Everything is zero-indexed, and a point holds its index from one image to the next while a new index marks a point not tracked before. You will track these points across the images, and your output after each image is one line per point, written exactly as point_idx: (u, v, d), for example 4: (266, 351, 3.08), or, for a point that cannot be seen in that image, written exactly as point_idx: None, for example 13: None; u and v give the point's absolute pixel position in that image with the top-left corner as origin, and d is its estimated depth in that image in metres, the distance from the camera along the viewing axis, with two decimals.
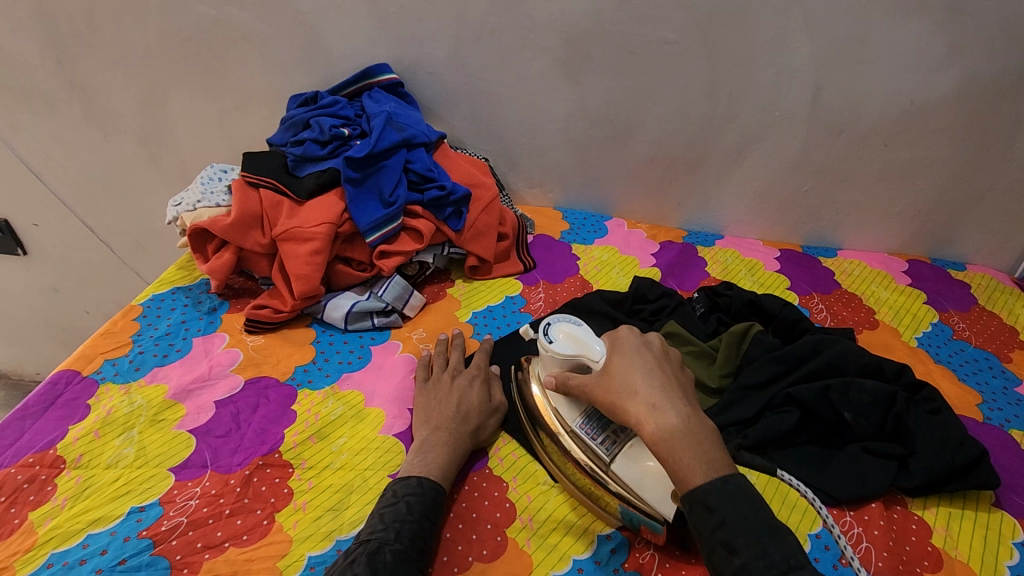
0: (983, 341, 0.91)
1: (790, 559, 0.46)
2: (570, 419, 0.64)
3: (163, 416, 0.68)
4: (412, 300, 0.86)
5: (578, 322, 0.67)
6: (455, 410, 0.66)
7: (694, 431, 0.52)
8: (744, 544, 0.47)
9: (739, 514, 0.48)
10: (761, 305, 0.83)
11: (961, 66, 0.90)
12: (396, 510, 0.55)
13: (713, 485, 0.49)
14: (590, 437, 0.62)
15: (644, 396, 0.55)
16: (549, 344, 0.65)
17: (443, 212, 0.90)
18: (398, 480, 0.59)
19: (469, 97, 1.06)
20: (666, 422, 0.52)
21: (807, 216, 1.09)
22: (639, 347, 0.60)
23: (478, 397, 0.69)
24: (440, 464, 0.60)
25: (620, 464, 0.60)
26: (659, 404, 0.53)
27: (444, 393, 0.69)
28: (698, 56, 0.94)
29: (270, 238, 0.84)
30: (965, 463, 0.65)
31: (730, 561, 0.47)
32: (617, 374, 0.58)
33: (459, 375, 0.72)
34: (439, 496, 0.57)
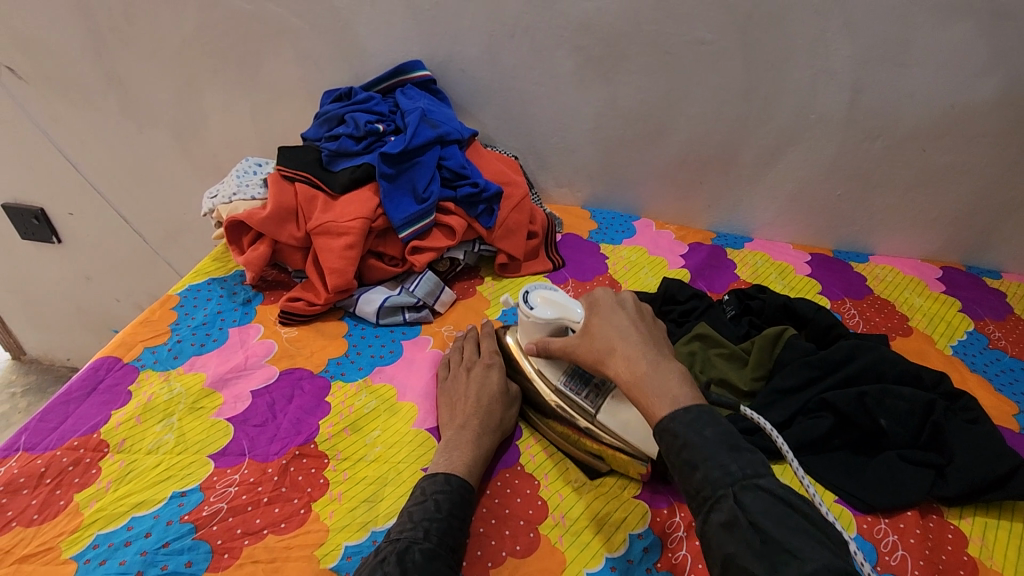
0: (1020, 350, 0.89)
1: (747, 470, 0.48)
2: (554, 380, 0.69)
3: (202, 404, 0.70)
4: (442, 296, 0.87)
5: (554, 289, 0.72)
6: (475, 405, 0.67)
7: (664, 374, 0.56)
8: (704, 460, 0.49)
9: (701, 437, 0.50)
10: (795, 309, 0.83)
11: (1003, 70, 0.88)
12: (424, 509, 0.55)
13: (676, 413, 0.52)
14: (575, 393, 0.68)
15: (621, 351, 0.59)
16: (530, 311, 0.70)
17: (475, 209, 0.90)
18: (426, 477, 0.59)
19: (501, 94, 1.06)
20: (638, 369, 0.57)
21: (839, 220, 1.08)
22: (614, 306, 0.64)
23: (497, 386, 0.70)
24: (466, 461, 0.61)
25: (604, 415, 0.66)
26: (632, 356, 0.58)
27: (463, 387, 0.70)
28: (734, 56, 0.94)
29: (304, 231, 0.85)
30: (1005, 474, 0.64)
31: (693, 477, 0.49)
32: (597, 334, 0.62)
33: (475, 365, 0.73)
34: (468, 494, 0.58)
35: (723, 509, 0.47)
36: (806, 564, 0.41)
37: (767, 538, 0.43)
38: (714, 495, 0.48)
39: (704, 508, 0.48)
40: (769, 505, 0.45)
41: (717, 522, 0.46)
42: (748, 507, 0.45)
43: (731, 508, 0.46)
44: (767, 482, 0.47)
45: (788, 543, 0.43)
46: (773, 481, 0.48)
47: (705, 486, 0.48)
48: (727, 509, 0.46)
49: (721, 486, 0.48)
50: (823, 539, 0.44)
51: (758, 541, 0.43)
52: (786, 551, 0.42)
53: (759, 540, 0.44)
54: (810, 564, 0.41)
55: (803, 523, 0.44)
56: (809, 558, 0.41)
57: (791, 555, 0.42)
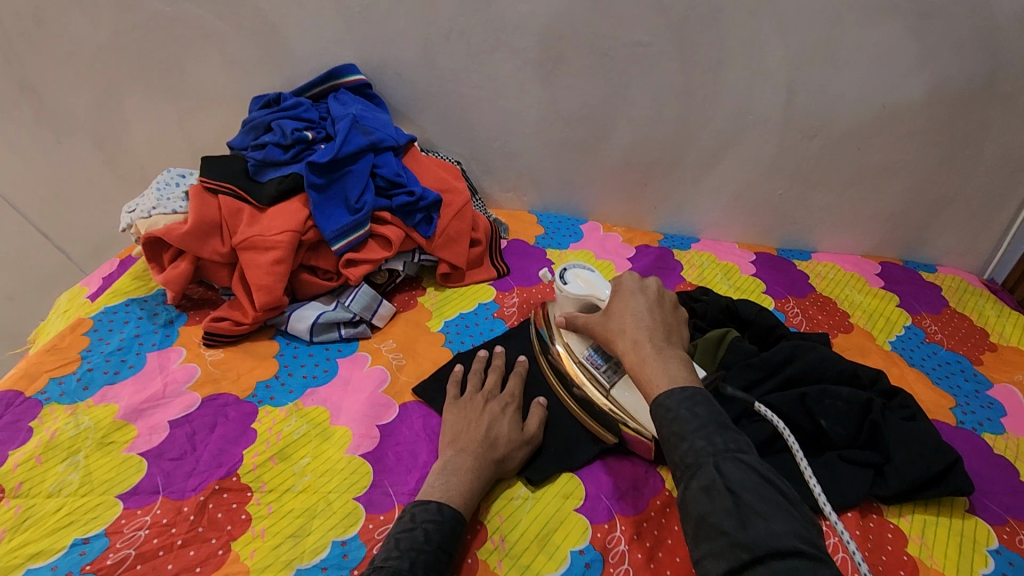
0: (955, 343, 0.91)
1: (730, 443, 0.48)
2: (580, 350, 0.72)
3: (112, 439, 0.64)
4: (380, 309, 0.83)
5: (591, 269, 0.76)
6: (483, 438, 0.63)
7: (666, 359, 0.57)
8: (692, 431, 0.49)
9: (692, 412, 0.51)
10: (737, 311, 0.82)
11: (931, 70, 0.90)
12: (413, 537, 0.52)
13: (674, 391, 0.53)
14: (596, 366, 0.70)
15: (631, 333, 0.61)
16: (564, 285, 0.74)
17: (412, 218, 0.87)
18: (418, 503, 0.56)
19: (440, 98, 1.03)
20: (643, 352, 0.59)
21: (781, 219, 1.09)
22: (636, 291, 0.66)
23: (509, 425, 0.65)
24: (462, 490, 0.58)
25: (618, 391, 0.68)
26: (640, 339, 0.60)
27: (475, 415, 0.65)
28: (672, 58, 0.93)
29: (230, 246, 0.80)
30: (940, 470, 0.64)
31: (679, 446, 0.50)
32: (614, 314, 0.65)
33: (492, 399, 0.68)
34: (459, 526, 0.55)
35: (704, 475, 0.47)
36: (773, 527, 0.41)
37: (741, 503, 0.44)
38: (695, 463, 0.48)
39: (686, 475, 0.48)
40: (747, 477, 0.45)
41: (698, 486, 0.46)
42: (728, 475, 0.46)
43: (711, 475, 0.46)
44: (749, 458, 0.47)
45: (759, 509, 0.43)
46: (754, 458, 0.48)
47: (689, 455, 0.49)
48: (707, 475, 0.46)
49: (704, 455, 0.48)
50: (798, 516, 0.44)
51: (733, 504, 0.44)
52: (756, 513, 0.43)
53: (733, 503, 0.44)
54: (776, 527, 0.41)
55: (777, 496, 0.44)
56: (780, 524, 0.42)
57: (760, 516, 0.43)
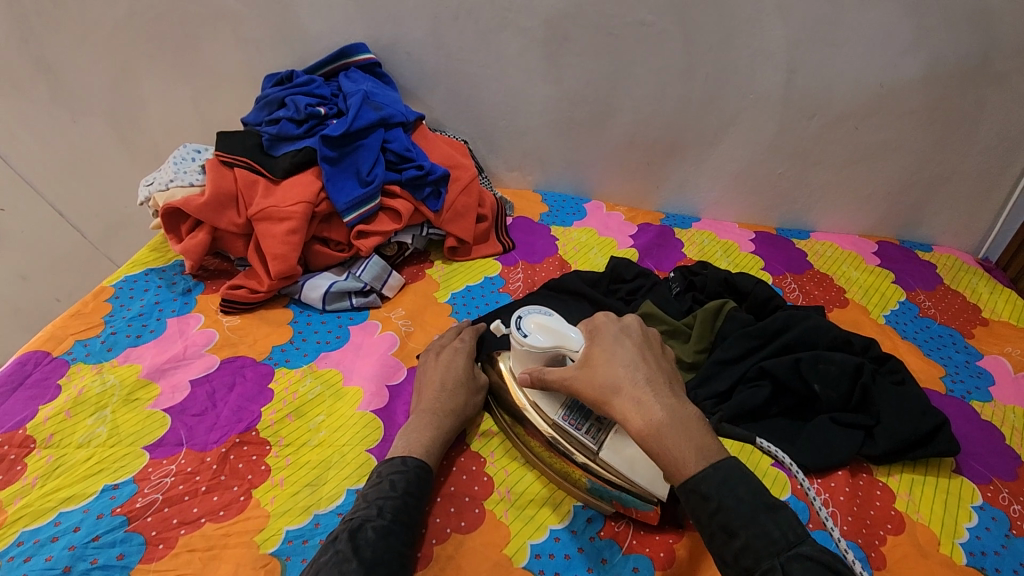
0: (948, 318, 0.94)
1: (790, 536, 0.44)
2: (552, 413, 0.62)
3: (137, 396, 0.68)
4: (390, 280, 0.86)
5: (549, 312, 0.65)
6: (439, 388, 0.66)
7: (682, 422, 0.49)
8: (744, 526, 0.45)
9: (737, 497, 0.46)
10: (735, 283, 0.85)
11: (927, 50, 0.92)
12: (379, 489, 0.55)
13: (706, 472, 0.47)
14: (575, 428, 0.61)
15: (629, 391, 0.51)
16: (523, 338, 0.62)
17: (421, 192, 0.90)
18: (384, 462, 0.59)
19: (447, 78, 1.05)
20: (652, 417, 0.49)
21: (781, 198, 1.11)
22: (617, 336, 0.57)
23: (463, 372, 0.69)
24: (424, 441, 0.60)
25: (607, 452, 0.59)
26: (643, 397, 0.50)
27: (430, 370, 0.69)
28: (675, 38, 0.95)
29: (245, 218, 0.83)
30: (926, 431, 0.67)
31: (731, 544, 0.45)
32: (597, 365, 0.54)
33: (445, 351, 0.72)
34: (425, 474, 0.57)
35: None
36: None
37: None
38: (757, 567, 0.44)
39: None
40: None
41: None
42: None
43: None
44: (810, 549, 0.44)
45: None
46: (813, 545, 0.45)
47: (744, 556, 0.44)
48: None
49: (766, 557, 0.44)
50: None
51: None
52: None
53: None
54: None
55: None
56: None
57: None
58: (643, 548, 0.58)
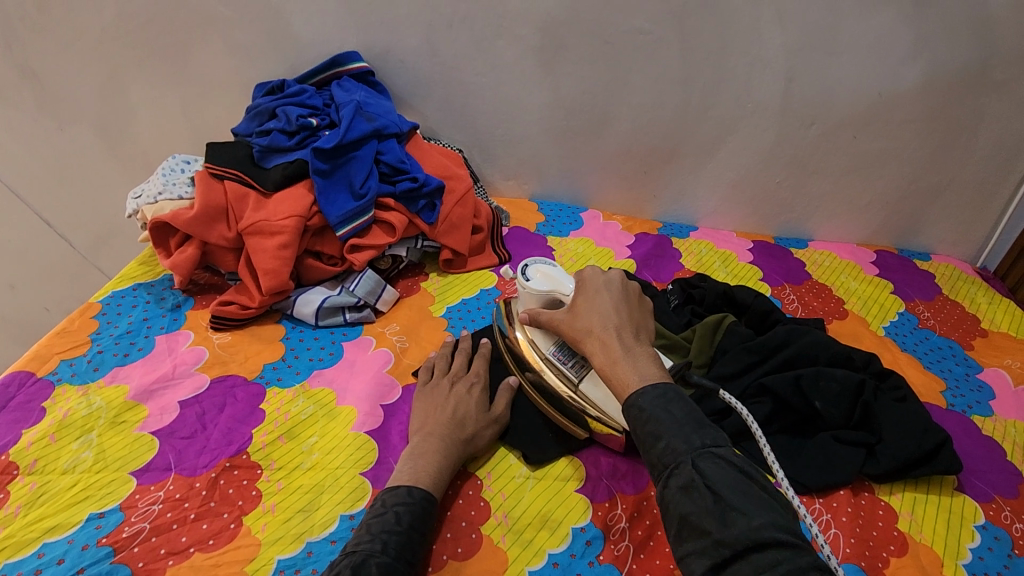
0: (948, 329, 0.93)
1: (707, 439, 0.47)
2: (545, 348, 0.70)
3: (124, 418, 0.66)
4: (384, 294, 0.85)
5: (553, 264, 0.72)
6: (450, 417, 0.64)
7: (636, 358, 0.55)
8: (669, 431, 0.48)
9: (668, 411, 0.49)
10: (734, 297, 0.84)
11: (926, 59, 0.91)
12: (383, 521, 0.53)
13: (646, 391, 0.51)
14: (562, 362, 0.68)
15: (597, 331, 0.58)
16: (526, 282, 0.70)
17: (416, 204, 0.88)
18: (388, 489, 0.57)
19: (442, 86, 1.04)
20: (612, 352, 0.56)
21: (779, 207, 1.10)
22: (601, 287, 0.62)
23: (476, 406, 0.67)
24: (430, 472, 0.59)
25: (586, 386, 0.67)
26: (608, 339, 0.57)
27: (441, 400, 0.67)
28: (673, 45, 0.94)
29: (236, 232, 0.81)
30: (930, 450, 0.66)
31: (655, 445, 0.48)
32: (580, 313, 0.61)
33: (458, 381, 0.70)
34: (430, 507, 0.56)
35: (682, 473, 0.45)
36: (756, 526, 0.40)
37: (721, 501, 0.43)
38: (673, 462, 0.46)
39: (662, 474, 0.47)
40: (723, 470, 0.44)
41: (676, 486, 0.45)
42: (706, 472, 0.44)
43: (689, 474, 0.45)
44: (724, 450, 0.46)
45: (739, 505, 0.42)
46: (730, 449, 0.47)
47: (665, 454, 0.47)
48: (685, 474, 0.45)
49: (681, 453, 0.46)
50: (774, 503, 0.43)
51: (712, 503, 0.43)
52: (736, 510, 0.42)
53: (713, 501, 0.43)
54: (759, 524, 0.41)
55: (755, 487, 0.44)
56: (759, 517, 0.41)
57: (740, 513, 0.42)
58: (643, 574, 0.57)
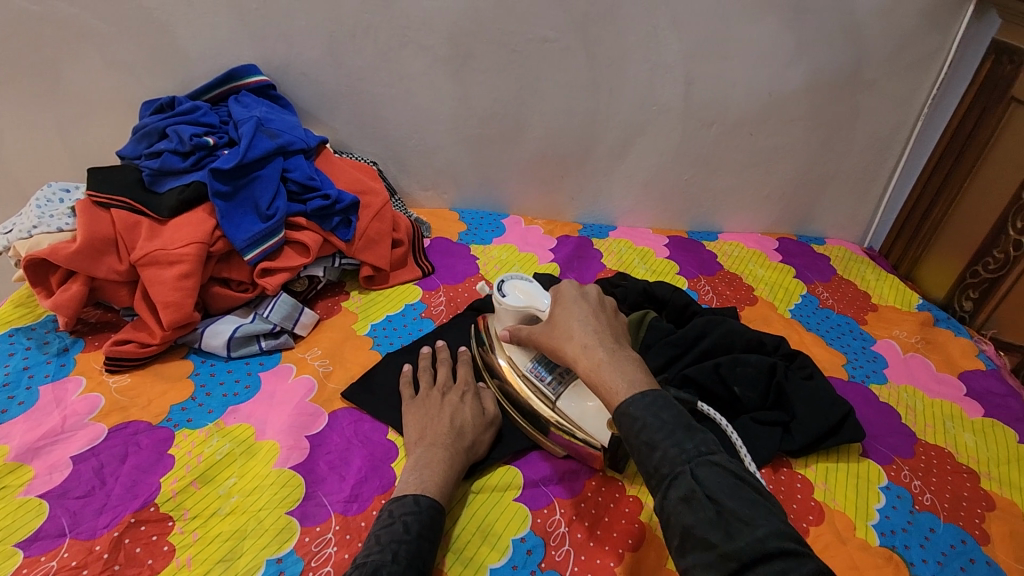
0: (845, 307, 1.01)
1: (702, 446, 0.46)
2: (523, 364, 0.69)
3: (5, 483, 0.59)
4: (302, 318, 0.81)
5: (529, 280, 0.72)
6: (449, 426, 0.64)
7: (620, 362, 0.53)
8: (663, 438, 0.46)
9: (659, 417, 0.48)
10: (653, 293, 0.87)
11: (806, 61, 0.99)
12: (392, 531, 0.52)
13: (635, 397, 0.50)
14: (540, 378, 0.68)
15: (579, 337, 0.57)
16: (502, 298, 0.70)
17: (330, 222, 0.85)
18: (394, 498, 0.56)
19: (350, 98, 1.01)
20: (596, 358, 0.54)
21: (689, 203, 1.15)
22: (578, 296, 0.62)
23: (472, 413, 0.66)
24: (437, 481, 0.58)
25: (564, 402, 0.66)
26: (589, 344, 0.55)
27: (436, 410, 0.66)
28: (578, 53, 0.97)
29: (128, 264, 0.74)
30: (835, 422, 0.72)
31: (651, 456, 0.46)
32: (558, 323, 0.60)
33: (449, 391, 0.69)
34: (437, 514, 0.56)
35: (681, 484, 0.44)
36: (758, 533, 0.40)
37: (723, 510, 0.42)
38: (671, 472, 0.45)
39: (661, 484, 0.45)
40: (724, 479, 0.44)
41: (676, 497, 0.44)
42: (704, 481, 0.44)
43: (688, 485, 0.44)
44: (721, 458, 0.45)
45: (741, 513, 0.42)
46: (726, 455, 0.46)
47: (663, 464, 0.46)
48: (685, 484, 0.44)
49: (678, 463, 0.45)
50: (773, 509, 0.43)
51: (714, 513, 0.42)
52: (739, 519, 0.41)
53: (715, 511, 0.42)
54: (761, 532, 0.40)
55: (754, 494, 0.44)
56: (762, 526, 0.41)
57: (745, 523, 0.41)
58: None
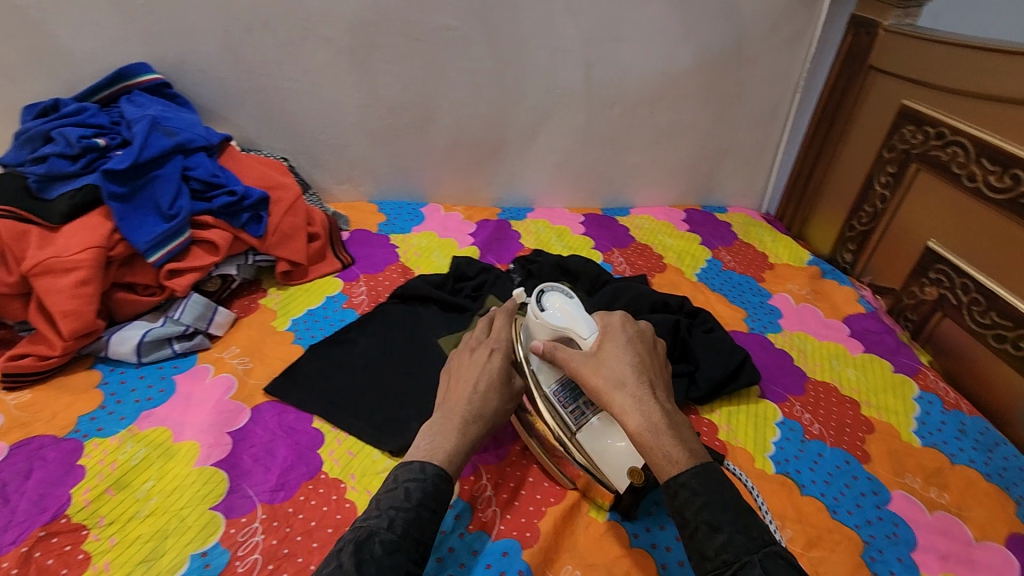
0: (745, 267, 1.09)
1: (766, 536, 0.46)
2: (547, 385, 0.64)
3: None
4: (216, 317, 0.79)
5: (571, 294, 0.65)
6: (472, 390, 0.61)
7: (679, 428, 0.52)
8: (728, 523, 0.46)
9: (722, 496, 0.47)
10: (566, 266, 0.91)
11: (694, 42, 1.05)
12: (392, 497, 0.50)
13: (695, 470, 0.49)
14: (563, 405, 0.63)
15: (633, 388, 0.54)
16: (542, 312, 0.63)
17: (239, 218, 0.84)
18: (402, 464, 0.54)
19: (253, 94, 0.99)
20: (653, 417, 0.52)
21: (600, 181, 1.21)
22: (631, 337, 0.59)
23: (500, 375, 0.63)
24: (449, 449, 0.56)
25: (585, 437, 0.62)
26: (647, 399, 0.53)
27: (463, 373, 0.63)
28: (480, 40, 0.99)
29: (18, 275, 0.71)
30: (734, 368, 0.78)
31: (713, 538, 0.46)
32: (611, 362, 0.57)
33: (480, 348, 0.66)
34: (443, 483, 0.53)
35: None
36: None
37: None
38: (737, 560, 0.44)
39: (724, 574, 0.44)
40: (788, 575, 0.43)
41: None
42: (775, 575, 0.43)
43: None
44: (781, 548, 0.45)
45: None
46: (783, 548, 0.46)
47: (726, 550, 0.45)
48: None
49: (745, 552, 0.45)
50: None
51: None
52: None
53: None
54: None
55: None
56: None
57: None
58: (511, 532, 0.61)
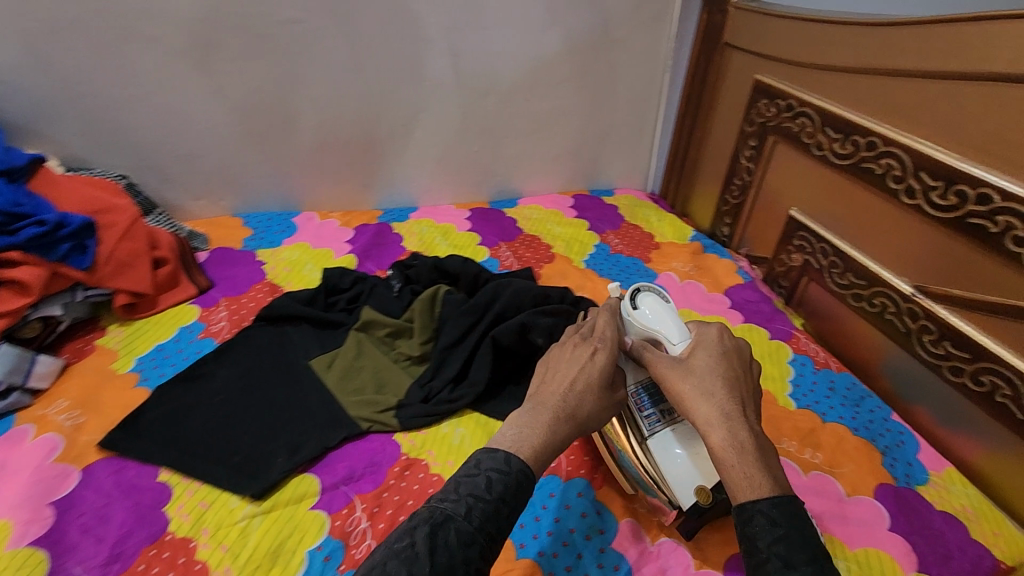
0: (632, 249, 1.09)
1: None
2: (631, 384, 0.61)
3: None
4: (36, 368, 0.69)
5: (667, 299, 0.62)
6: (569, 386, 0.53)
7: (768, 460, 0.47)
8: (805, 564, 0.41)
9: (799, 532, 0.42)
10: (444, 267, 0.87)
11: (561, 26, 1.04)
12: (474, 483, 0.44)
13: (778, 500, 0.44)
14: (640, 409, 0.59)
15: (724, 405, 0.49)
16: (634, 310, 0.61)
17: (57, 250, 0.74)
18: (484, 449, 0.47)
19: (73, 105, 0.88)
20: (740, 441, 0.47)
21: (485, 172, 1.17)
22: (728, 352, 0.54)
23: (601, 376, 0.55)
24: (538, 446, 0.48)
25: (657, 445, 0.58)
26: (739, 421, 0.48)
27: (567, 364, 0.55)
28: (333, 33, 0.92)
29: None
30: None
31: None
32: (704, 373, 0.52)
33: (582, 340, 0.58)
34: (528, 482, 0.46)
35: None
36: None
37: None
38: None
39: None
40: None
41: None
42: None
43: None
44: None
45: None
46: None
47: None
48: None
49: None
50: None
51: None
52: None
53: None
54: None
55: None
56: None
57: None
58: None
